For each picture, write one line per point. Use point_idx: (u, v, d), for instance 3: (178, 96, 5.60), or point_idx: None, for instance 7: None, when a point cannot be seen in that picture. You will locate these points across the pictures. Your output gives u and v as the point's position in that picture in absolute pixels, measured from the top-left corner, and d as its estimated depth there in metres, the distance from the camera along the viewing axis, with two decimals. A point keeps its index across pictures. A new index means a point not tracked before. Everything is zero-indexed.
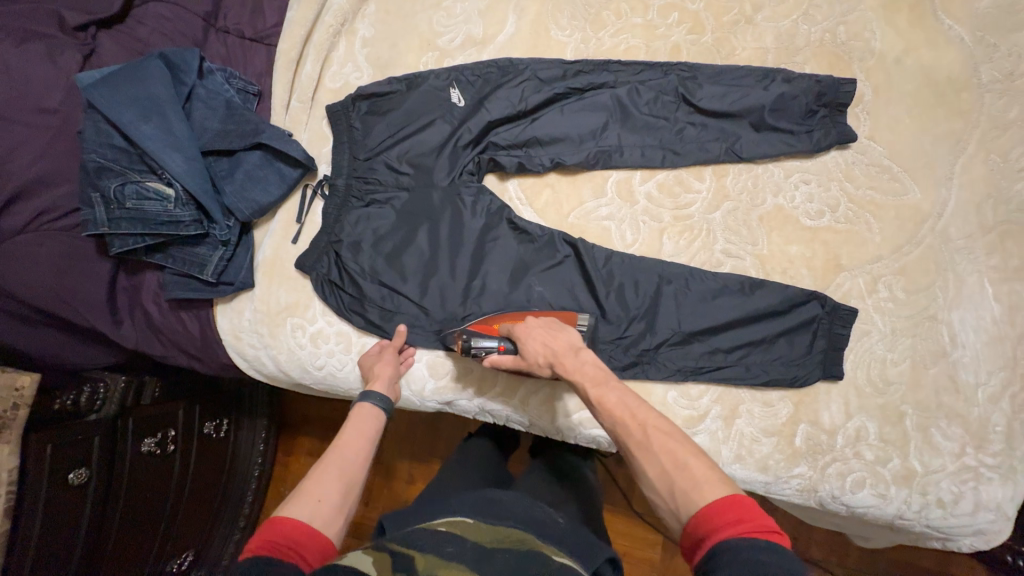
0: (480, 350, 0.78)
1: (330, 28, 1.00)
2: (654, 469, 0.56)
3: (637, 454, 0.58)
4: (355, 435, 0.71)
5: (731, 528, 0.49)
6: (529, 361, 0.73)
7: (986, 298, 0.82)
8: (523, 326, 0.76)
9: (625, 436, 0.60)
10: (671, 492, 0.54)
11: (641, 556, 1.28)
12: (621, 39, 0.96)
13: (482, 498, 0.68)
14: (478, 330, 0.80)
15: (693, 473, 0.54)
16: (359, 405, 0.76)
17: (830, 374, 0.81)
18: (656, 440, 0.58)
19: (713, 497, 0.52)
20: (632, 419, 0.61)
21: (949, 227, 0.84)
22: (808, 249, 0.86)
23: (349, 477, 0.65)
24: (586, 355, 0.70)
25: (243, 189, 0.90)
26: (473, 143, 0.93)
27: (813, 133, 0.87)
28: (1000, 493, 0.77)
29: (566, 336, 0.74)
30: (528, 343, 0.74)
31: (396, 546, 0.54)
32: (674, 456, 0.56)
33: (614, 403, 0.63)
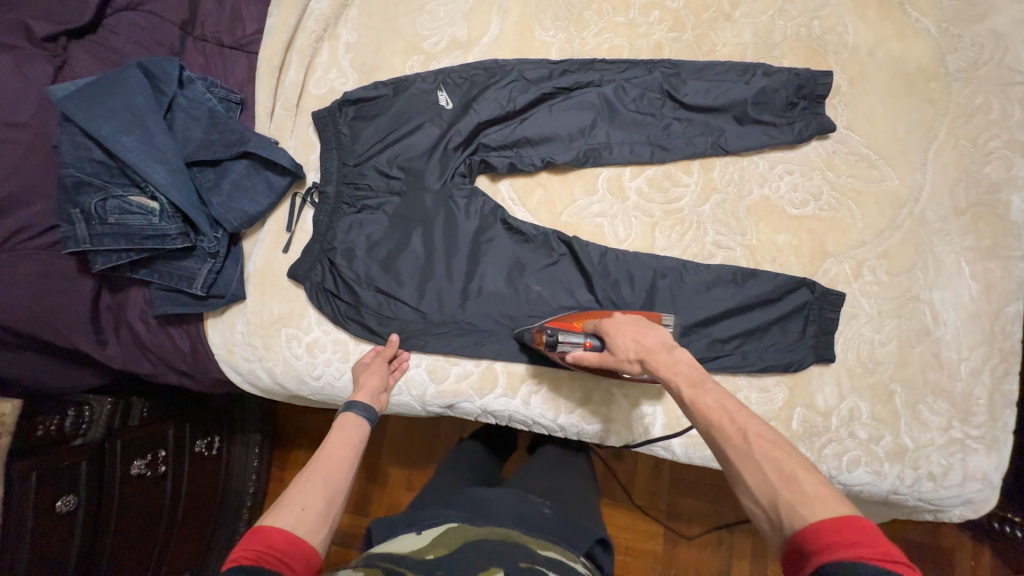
0: (563, 344, 0.78)
1: (312, 34, 0.99)
2: (755, 478, 0.53)
3: (734, 459, 0.55)
4: (339, 442, 0.69)
5: (847, 548, 0.44)
6: (616, 356, 0.73)
7: (964, 277, 0.85)
8: (612, 322, 0.75)
9: (722, 440, 0.57)
10: (772, 504, 0.51)
11: (644, 548, 1.29)
12: (604, 38, 0.98)
13: (467, 501, 0.71)
14: (562, 327, 0.80)
15: (804, 489, 0.50)
16: (342, 415, 0.74)
17: (823, 357, 0.84)
18: (758, 446, 0.54)
19: (824, 515, 0.47)
20: (730, 424, 0.57)
21: (926, 211, 0.87)
22: (795, 238, 0.89)
23: (335, 482, 0.63)
24: (679, 355, 0.66)
25: (230, 200, 0.88)
26: (463, 145, 0.93)
27: (794, 124, 0.90)
28: (985, 462, 0.81)
29: (658, 333, 0.71)
30: (617, 338, 0.73)
31: (386, 562, 0.57)
32: (781, 467, 0.52)
33: (711, 405, 0.60)
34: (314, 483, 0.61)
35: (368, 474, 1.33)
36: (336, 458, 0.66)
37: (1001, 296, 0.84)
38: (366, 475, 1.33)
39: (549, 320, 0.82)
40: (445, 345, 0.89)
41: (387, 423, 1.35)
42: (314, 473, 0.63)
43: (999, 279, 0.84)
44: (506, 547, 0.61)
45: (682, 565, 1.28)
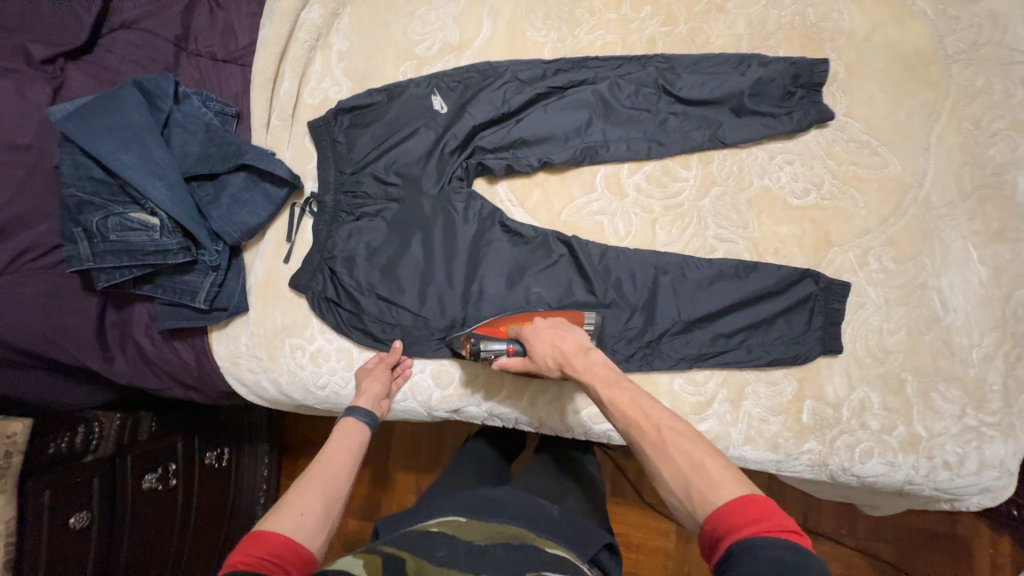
0: (488, 351, 0.81)
1: (305, 44, 0.99)
2: (668, 469, 0.58)
3: (649, 454, 0.61)
4: (338, 448, 0.69)
5: (749, 527, 0.50)
6: (536, 362, 0.77)
7: (972, 262, 0.84)
8: (532, 328, 0.79)
9: (638, 437, 0.62)
10: (686, 492, 0.56)
11: (656, 546, 1.28)
12: (596, 35, 0.97)
13: (475, 497, 0.71)
14: (488, 332, 0.83)
15: (711, 476, 0.56)
16: (342, 421, 0.75)
17: (830, 348, 0.82)
18: (670, 440, 0.60)
19: (727, 498, 0.53)
20: (645, 420, 0.63)
21: (930, 196, 0.86)
22: (798, 228, 0.88)
23: (334, 488, 0.64)
24: (595, 357, 0.73)
25: (229, 213, 0.89)
26: (460, 148, 0.93)
27: (792, 114, 0.89)
28: (1002, 449, 0.80)
29: (574, 336, 0.77)
30: (536, 345, 0.77)
31: (387, 548, 0.58)
32: (691, 457, 0.57)
33: (628, 405, 0.65)
34: (313, 489, 0.62)
35: (378, 480, 1.33)
36: (334, 464, 0.67)
37: (1011, 280, 0.83)
38: (376, 482, 1.33)
39: (477, 325, 0.85)
40: (448, 350, 0.89)
41: (395, 429, 1.35)
42: (314, 479, 0.63)
43: (1007, 263, 0.83)
44: (514, 551, 0.60)
45: (696, 562, 1.26)
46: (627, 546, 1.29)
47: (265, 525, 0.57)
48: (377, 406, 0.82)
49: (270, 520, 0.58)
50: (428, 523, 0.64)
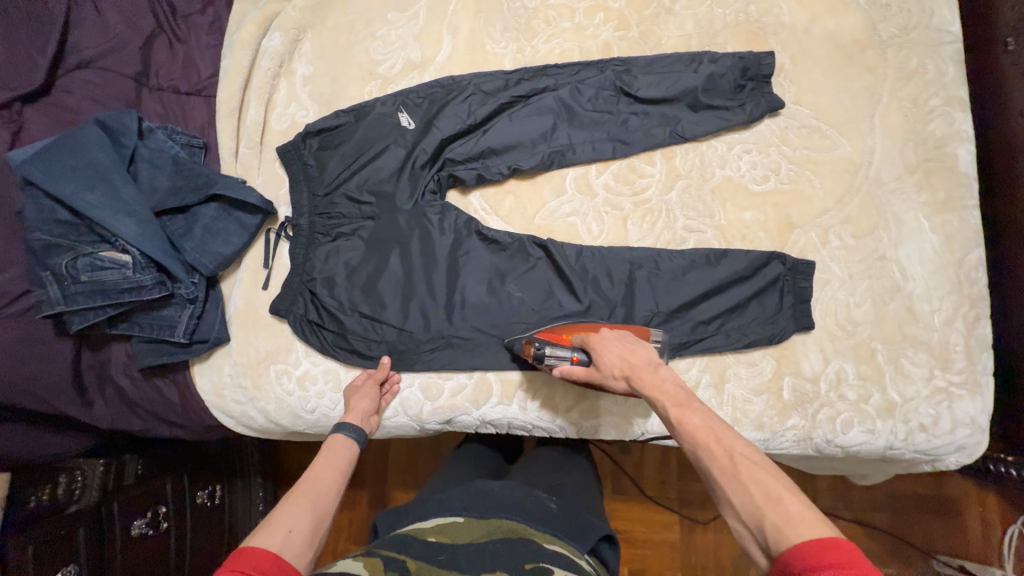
0: (551, 359, 0.80)
1: (268, 72, 1.00)
2: (742, 498, 0.55)
3: (722, 481, 0.57)
4: (324, 464, 0.70)
5: (827, 569, 0.45)
6: (602, 373, 0.75)
7: (925, 232, 0.89)
8: (600, 338, 0.78)
9: (708, 461, 0.59)
10: (761, 525, 0.52)
11: (661, 538, 1.29)
12: (554, 44, 1.00)
13: (470, 492, 0.73)
14: (551, 340, 0.82)
15: (790, 511, 0.51)
16: (332, 437, 0.76)
17: (802, 325, 0.86)
18: (741, 465, 0.57)
19: (808, 536, 0.48)
20: (717, 445, 0.59)
21: (880, 173, 0.91)
22: (762, 214, 0.92)
23: (323, 502, 0.64)
24: (665, 374, 0.70)
25: (203, 244, 0.88)
26: (430, 162, 0.95)
27: (745, 106, 0.93)
28: (971, 407, 0.84)
29: (644, 351, 0.75)
30: (604, 354, 0.76)
31: (387, 550, 0.58)
32: (766, 488, 0.54)
33: (698, 427, 0.62)
34: (302, 504, 0.62)
35: (378, 501, 1.31)
36: (323, 480, 0.67)
37: (963, 246, 0.88)
38: (375, 503, 1.31)
39: (539, 333, 0.84)
40: (435, 361, 0.90)
41: (392, 447, 1.34)
42: (305, 493, 0.64)
43: (957, 230, 0.88)
44: (511, 543, 0.62)
45: (701, 550, 1.28)
46: (632, 541, 1.30)
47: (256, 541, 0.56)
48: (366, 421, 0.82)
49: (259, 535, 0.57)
50: (427, 525, 0.65)
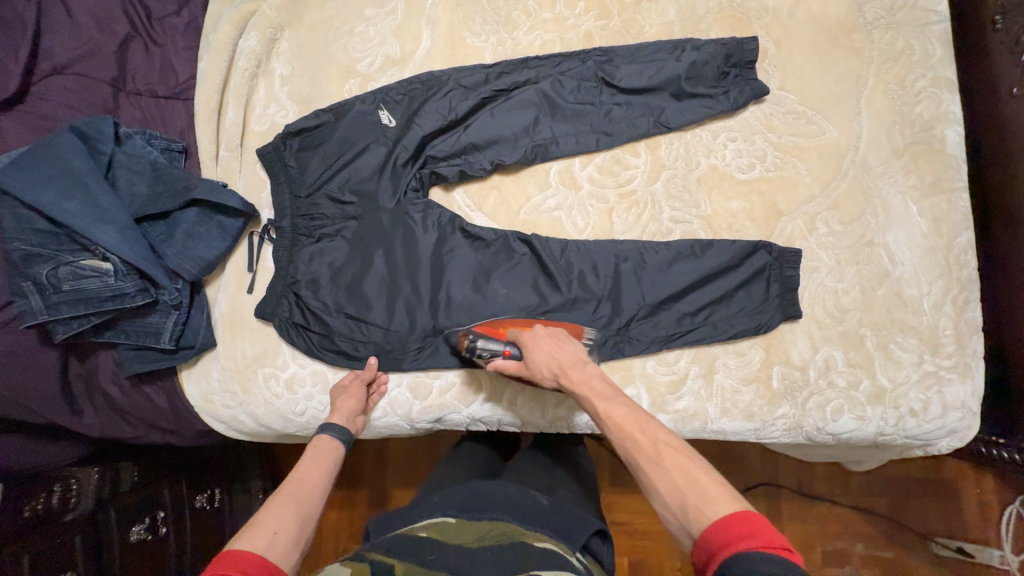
0: (483, 352, 0.80)
1: (245, 72, 0.98)
2: (664, 482, 0.58)
3: (647, 468, 0.60)
4: (307, 465, 0.70)
5: (743, 542, 0.49)
6: (530, 370, 0.76)
7: (913, 216, 0.88)
8: (531, 335, 0.79)
9: (634, 450, 0.62)
10: (682, 507, 0.56)
11: (660, 529, 1.30)
12: (535, 35, 0.99)
13: (463, 493, 0.73)
14: (487, 333, 0.83)
15: (708, 493, 0.55)
16: (318, 438, 0.76)
17: (790, 314, 0.85)
18: (663, 453, 0.60)
19: (722, 513, 0.52)
20: (642, 435, 0.63)
21: (867, 157, 0.90)
22: (748, 202, 0.91)
23: (309, 505, 0.64)
24: (592, 372, 0.73)
25: (185, 249, 0.88)
26: (412, 160, 0.94)
27: (729, 93, 0.92)
28: (962, 390, 0.83)
29: (573, 348, 0.77)
30: (533, 352, 0.77)
31: (375, 553, 0.59)
32: (686, 471, 0.57)
33: (623, 420, 0.65)
34: (287, 507, 0.62)
35: (378, 501, 1.32)
36: (308, 481, 0.67)
37: (951, 229, 0.87)
38: (375, 503, 1.31)
39: (476, 325, 0.84)
40: (422, 360, 0.90)
41: (390, 447, 1.34)
42: (289, 495, 0.63)
43: (945, 213, 0.87)
44: (503, 548, 0.61)
45: None
46: (632, 533, 1.30)
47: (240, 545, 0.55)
48: (351, 422, 0.82)
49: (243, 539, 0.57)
50: (418, 527, 0.65)
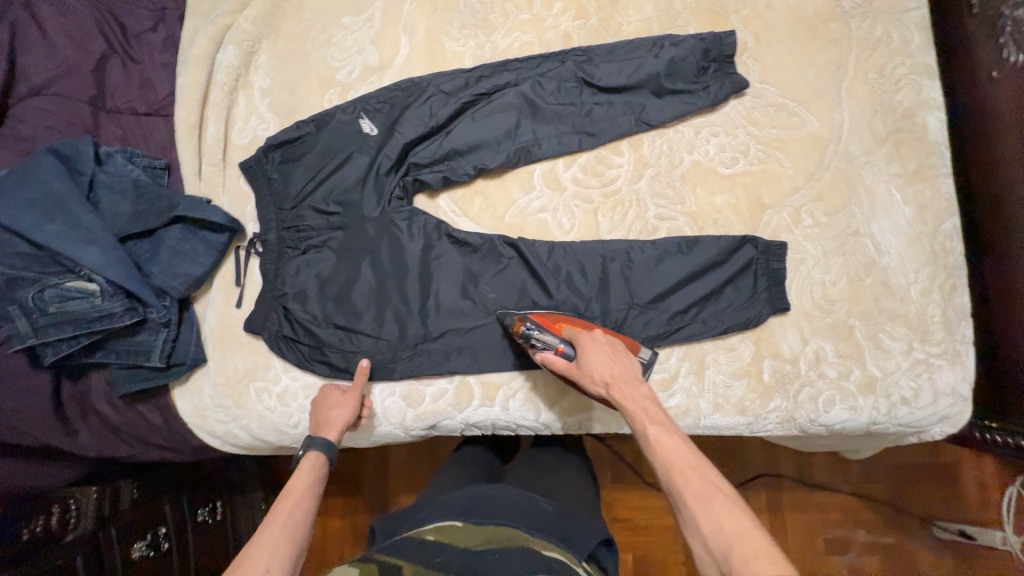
0: (536, 343, 0.79)
1: (224, 86, 0.98)
2: (710, 526, 0.56)
3: (693, 506, 0.58)
4: (294, 484, 0.70)
5: None
6: (579, 370, 0.75)
7: (897, 204, 0.88)
8: (591, 338, 0.77)
9: (681, 484, 0.60)
10: (726, 555, 0.54)
11: (663, 524, 1.30)
12: (513, 38, 0.99)
13: (469, 498, 0.73)
14: (545, 325, 0.81)
15: (759, 549, 0.53)
16: (308, 459, 0.75)
17: (779, 307, 0.85)
18: (713, 493, 0.58)
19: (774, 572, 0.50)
20: (691, 470, 0.61)
21: (849, 147, 0.90)
22: (732, 197, 0.91)
23: (300, 525, 0.64)
24: (646, 392, 0.71)
25: (171, 266, 0.87)
26: (395, 167, 0.94)
27: (709, 88, 0.91)
28: (952, 376, 0.83)
29: (630, 365, 0.74)
30: (590, 353, 0.75)
31: (381, 556, 0.60)
32: (736, 521, 0.56)
33: (670, 449, 0.63)
34: (279, 532, 0.62)
35: (381, 508, 1.32)
36: (297, 502, 0.66)
37: (936, 216, 0.87)
38: (377, 511, 1.31)
39: (532, 314, 0.83)
40: (414, 368, 0.89)
41: (391, 454, 1.34)
42: (279, 518, 0.64)
43: (930, 200, 0.87)
44: (512, 554, 0.60)
45: None
46: (634, 529, 1.31)
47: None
48: (337, 428, 0.80)
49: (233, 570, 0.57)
50: (423, 530, 0.65)
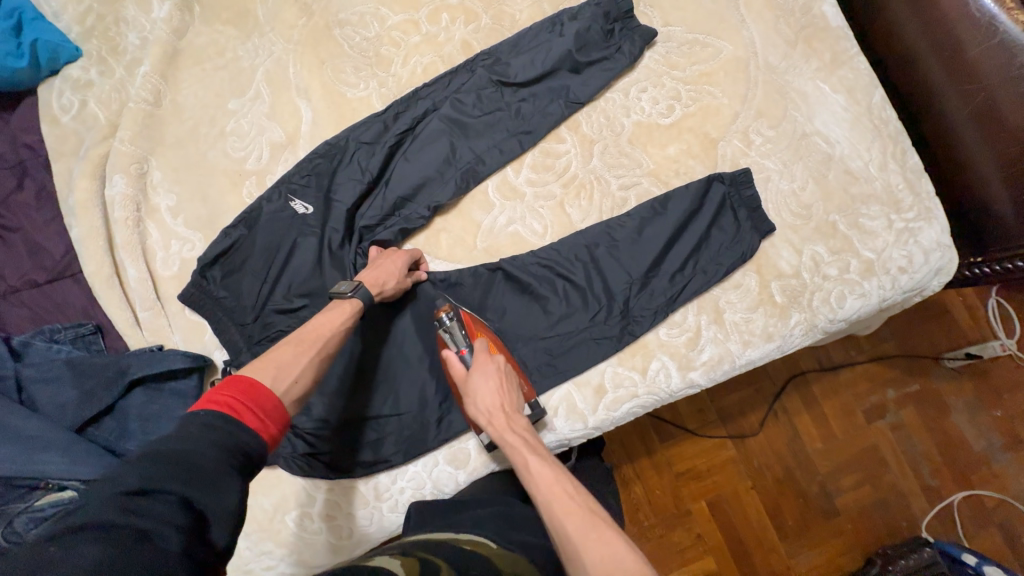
0: (445, 334, 0.80)
1: (127, 221, 0.87)
2: (594, 555, 0.56)
3: (575, 537, 0.58)
4: (326, 322, 0.73)
5: None
6: (464, 387, 0.76)
7: (828, 95, 0.91)
8: (485, 358, 0.76)
9: (562, 517, 0.60)
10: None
11: (723, 461, 1.32)
12: (413, 63, 0.94)
13: (505, 518, 0.70)
14: (465, 323, 0.81)
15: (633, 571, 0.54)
16: (345, 300, 0.76)
17: (766, 230, 0.86)
18: (594, 523, 0.59)
19: None
20: (570, 498, 0.62)
21: (768, 58, 0.92)
22: (683, 143, 0.91)
23: (321, 366, 0.69)
24: (521, 427, 0.72)
25: (146, 435, 0.77)
26: (347, 238, 0.87)
27: (622, 48, 0.91)
28: (933, 232, 0.87)
29: (514, 396, 0.75)
30: (479, 376, 0.75)
31: (423, 553, 0.55)
32: (614, 546, 0.56)
33: (551, 480, 0.64)
34: (302, 362, 0.67)
35: None
36: (326, 343, 0.70)
37: (865, 92, 0.90)
38: None
39: (462, 310, 0.82)
40: (447, 428, 0.85)
41: None
42: (303, 353, 0.68)
43: (854, 81, 0.90)
44: None
45: (758, 456, 1.33)
46: (700, 476, 1.32)
47: (255, 378, 0.60)
48: (379, 287, 0.80)
49: (254, 374, 0.62)
50: (461, 539, 0.61)
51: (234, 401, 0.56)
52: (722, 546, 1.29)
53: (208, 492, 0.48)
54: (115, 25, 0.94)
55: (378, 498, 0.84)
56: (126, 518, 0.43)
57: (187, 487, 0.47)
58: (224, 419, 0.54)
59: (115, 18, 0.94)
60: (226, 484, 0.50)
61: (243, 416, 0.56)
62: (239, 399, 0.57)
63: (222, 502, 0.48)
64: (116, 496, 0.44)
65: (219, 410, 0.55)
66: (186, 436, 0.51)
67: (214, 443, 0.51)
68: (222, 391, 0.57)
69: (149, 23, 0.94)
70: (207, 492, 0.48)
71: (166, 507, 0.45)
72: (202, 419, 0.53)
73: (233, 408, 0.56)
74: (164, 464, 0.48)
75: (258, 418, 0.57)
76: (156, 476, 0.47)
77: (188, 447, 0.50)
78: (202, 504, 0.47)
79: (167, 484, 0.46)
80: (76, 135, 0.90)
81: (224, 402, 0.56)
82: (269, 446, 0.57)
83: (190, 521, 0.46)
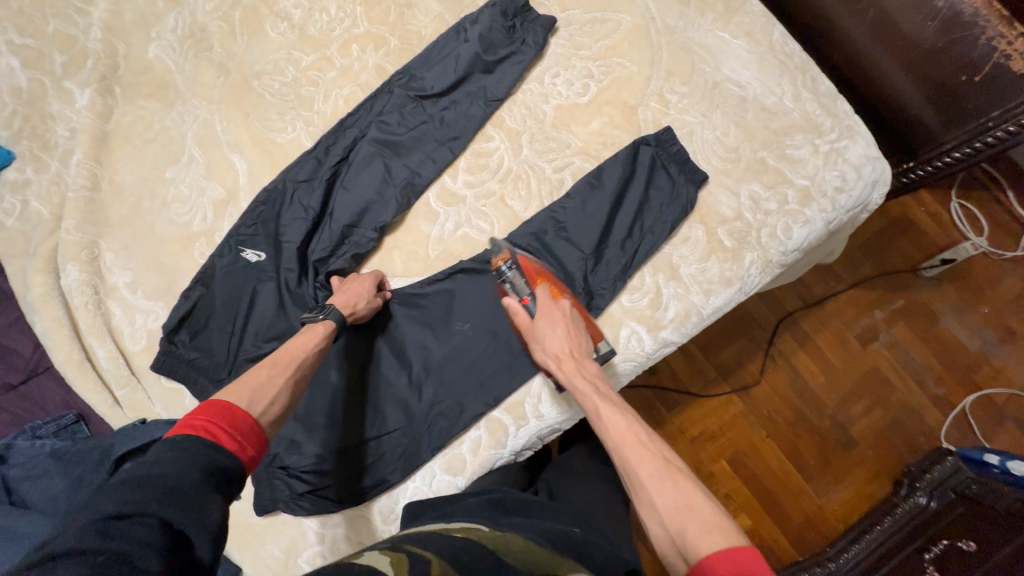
0: (506, 285, 0.83)
1: (88, 305, 0.89)
2: (664, 502, 0.58)
3: (649, 485, 0.60)
4: (299, 344, 0.74)
5: None
6: (531, 333, 0.78)
7: (730, 42, 0.95)
8: (551, 306, 0.78)
9: (635, 464, 0.62)
10: (680, 533, 0.55)
11: (727, 414, 1.33)
12: (334, 97, 0.97)
13: (492, 504, 0.72)
14: (524, 270, 0.83)
15: (708, 523, 0.55)
16: (318, 322, 0.77)
17: (699, 181, 0.89)
18: (670, 475, 0.60)
19: (716, 549, 0.52)
20: (644, 446, 0.63)
21: (665, 20, 0.95)
22: (605, 116, 0.94)
23: (294, 387, 0.71)
24: (590, 369, 0.73)
25: None
26: (304, 275, 0.89)
27: (528, 40, 0.94)
28: (859, 147, 0.90)
29: (582, 341, 0.76)
30: (545, 325, 0.77)
31: (412, 546, 0.56)
32: (689, 498, 0.58)
33: (623, 427, 0.65)
34: (277, 383, 0.68)
35: None
36: (300, 367, 0.72)
37: (764, 33, 0.94)
38: None
39: (520, 257, 0.84)
40: (438, 437, 0.85)
41: None
42: (280, 374, 0.70)
43: (751, 24, 0.95)
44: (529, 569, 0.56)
45: (759, 401, 1.34)
46: (708, 435, 1.32)
47: (231, 402, 0.62)
48: (351, 307, 0.82)
49: (230, 397, 0.63)
50: (452, 528, 0.63)
51: (210, 424, 0.58)
52: (746, 498, 1.29)
53: (187, 513, 0.49)
54: (42, 122, 0.96)
55: (384, 520, 0.84)
56: (105, 544, 0.43)
57: (167, 510, 0.48)
58: (201, 441, 0.56)
59: (40, 115, 0.96)
60: (206, 504, 0.51)
61: (220, 438, 0.58)
62: (215, 422, 0.59)
63: (203, 520, 0.50)
64: (92, 524, 0.45)
65: (196, 433, 0.57)
66: (161, 462, 0.52)
67: (192, 466, 0.53)
68: (198, 415, 0.59)
69: (75, 114, 0.97)
70: (185, 512, 0.49)
71: (144, 531, 0.46)
72: (178, 444, 0.55)
73: (210, 431, 0.58)
74: (142, 490, 0.49)
75: (235, 438, 0.59)
76: (135, 502, 0.48)
77: (165, 471, 0.51)
78: (183, 526, 0.48)
79: (144, 510, 0.47)
80: (23, 235, 0.92)
81: (201, 425, 0.58)
82: (247, 465, 0.60)
83: (169, 541, 0.46)
